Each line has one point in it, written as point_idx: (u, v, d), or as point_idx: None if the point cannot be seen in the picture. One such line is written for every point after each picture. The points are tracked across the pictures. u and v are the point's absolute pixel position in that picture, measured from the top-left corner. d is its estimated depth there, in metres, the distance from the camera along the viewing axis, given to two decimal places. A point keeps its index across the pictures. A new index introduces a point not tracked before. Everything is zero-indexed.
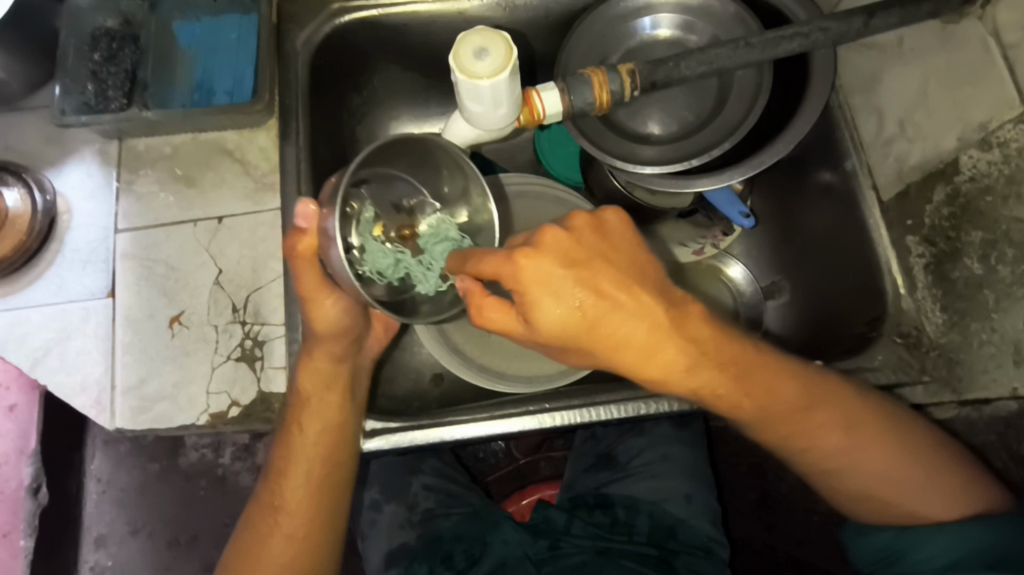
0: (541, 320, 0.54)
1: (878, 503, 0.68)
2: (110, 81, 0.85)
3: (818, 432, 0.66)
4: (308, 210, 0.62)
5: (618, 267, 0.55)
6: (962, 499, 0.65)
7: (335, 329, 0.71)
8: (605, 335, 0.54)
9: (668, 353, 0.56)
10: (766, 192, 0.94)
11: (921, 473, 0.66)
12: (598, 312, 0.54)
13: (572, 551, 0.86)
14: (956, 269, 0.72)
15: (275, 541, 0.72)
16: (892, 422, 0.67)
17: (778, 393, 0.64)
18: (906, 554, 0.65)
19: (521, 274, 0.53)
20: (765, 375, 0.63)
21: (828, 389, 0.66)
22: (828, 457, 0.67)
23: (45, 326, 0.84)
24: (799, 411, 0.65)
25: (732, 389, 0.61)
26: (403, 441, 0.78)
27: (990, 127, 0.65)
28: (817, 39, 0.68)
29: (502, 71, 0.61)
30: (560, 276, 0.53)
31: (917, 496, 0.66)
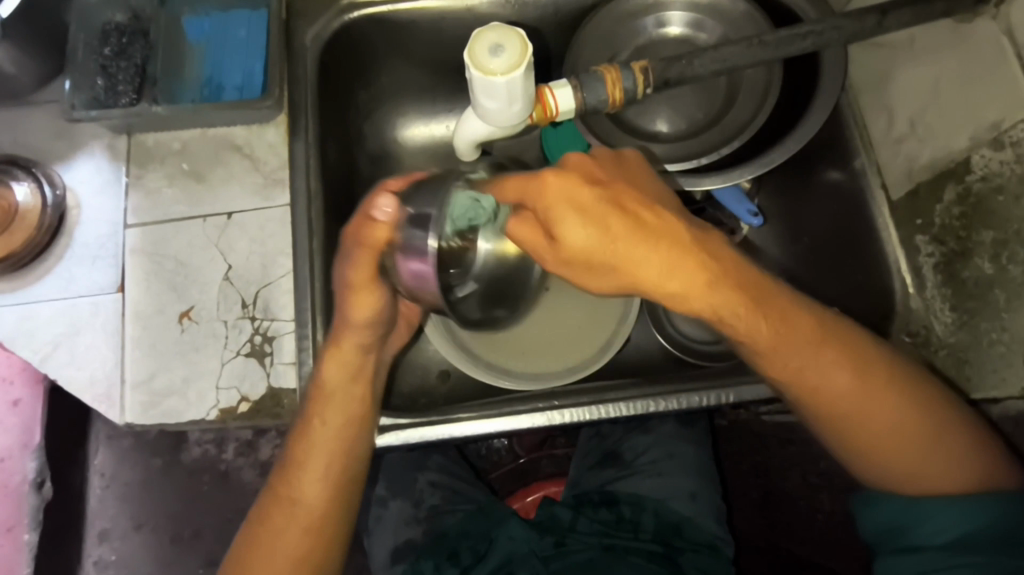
0: (570, 240, 0.57)
1: (891, 467, 0.66)
2: (120, 76, 0.85)
3: (824, 376, 0.64)
4: (392, 202, 0.64)
5: (638, 196, 0.59)
6: (972, 463, 0.65)
7: (372, 319, 0.72)
8: (625, 259, 0.57)
9: (688, 279, 0.59)
10: (774, 191, 0.91)
11: (933, 435, 0.65)
12: (623, 224, 0.57)
13: (578, 548, 0.86)
14: (967, 269, 0.72)
15: (290, 533, 0.72)
16: (913, 392, 0.66)
17: (794, 335, 0.63)
18: (918, 523, 0.65)
19: (551, 203, 0.57)
20: (782, 305, 0.63)
21: (836, 334, 0.65)
22: (841, 405, 0.65)
23: (54, 321, 0.84)
24: (810, 345, 0.64)
25: (745, 320, 0.61)
26: (413, 437, 0.79)
27: (1003, 127, 0.66)
28: (831, 37, 0.68)
29: (516, 69, 0.61)
30: (584, 190, 0.57)
31: (934, 461, 0.65)
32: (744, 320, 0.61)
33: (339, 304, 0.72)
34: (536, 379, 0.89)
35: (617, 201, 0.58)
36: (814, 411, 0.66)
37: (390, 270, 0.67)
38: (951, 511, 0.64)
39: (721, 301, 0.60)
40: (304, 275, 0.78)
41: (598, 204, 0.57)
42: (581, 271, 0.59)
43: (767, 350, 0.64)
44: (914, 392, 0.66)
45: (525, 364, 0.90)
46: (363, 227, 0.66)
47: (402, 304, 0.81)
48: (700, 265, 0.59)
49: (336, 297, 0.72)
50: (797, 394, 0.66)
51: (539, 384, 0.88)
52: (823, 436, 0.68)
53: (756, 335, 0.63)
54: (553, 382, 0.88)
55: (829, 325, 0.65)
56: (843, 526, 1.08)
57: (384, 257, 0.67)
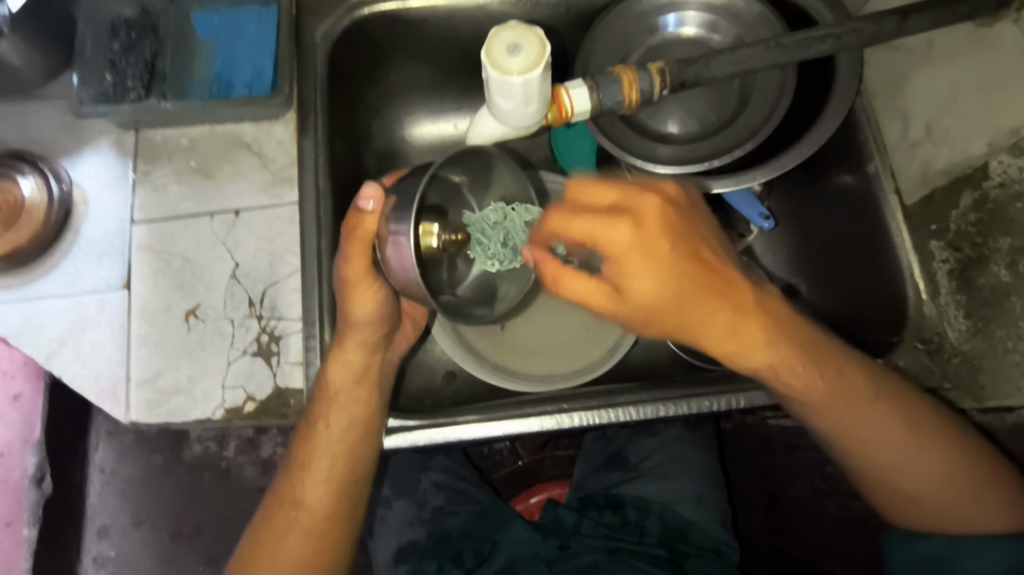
0: (643, 291, 0.59)
1: (927, 513, 0.68)
2: (129, 72, 0.84)
3: (877, 429, 0.66)
4: (377, 192, 0.63)
5: (699, 241, 0.61)
6: (1010, 512, 0.66)
7: (375, 317, 0.72)
8: (687, 311, 0.60)
9: (749, 336, 0.63)
10: (785, 194, 0.93)
11: (975, 483, 0.66)
12: (691, 287, 0.60)
13: (581, 551, 0.86)
14: (982, 276, 0.71)
15: (291, 538, 0.72)
16: (953, 434, 0.67)
17: (852, 385, 0.66)
18: (959, 561, 0.66)
19: (623, 251, 0.59)
20: (834, 361, 0.66)
21: (891, 389, 0.67)
22: (880, 456, 0.67)
23: (60, 318, 0.84)
24: (860, 401, 0.66)
25: (818, 378, 0.65)
26: (420, 439, 0.78)
27: (1022, 131, 0.65)
28: (850, 40, 0.67)
29: (534, 69, 0.60)
30: (656, 249, 0.59)
31: (971, 506, 0.66)
32: (802, 375, 0.65)
33: (340, 302, 0.72)
34: (543, 380, 0.88)
35: (683, 249, 0.60)
36: (858, 460, 0.68)
37: (382, 262, 0.67)
38: (987, 550, 0.65)
39: (783, 354, 0.64)
40: (312, 274, 0.77)
41: (667, 247, 0.60)
42: (648, 321, 0.61)
43: (827, 407, 0.66)
44: (950, 439, 0.67)
45: (531, 365, 0.90)
46: (351, 217, 0.65)
47: (407, 302, 0.82)
48: (758, 319, 0.63)
49: (338, 292, 0.72)
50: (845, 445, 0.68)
51: (546, 385, 0.87)
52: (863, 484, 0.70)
53: (820, 387, 0.65)
54: (560, 383, 0.88)
55: (880, 370, 0.67)
56: None
57: (377, 248, 0.67)
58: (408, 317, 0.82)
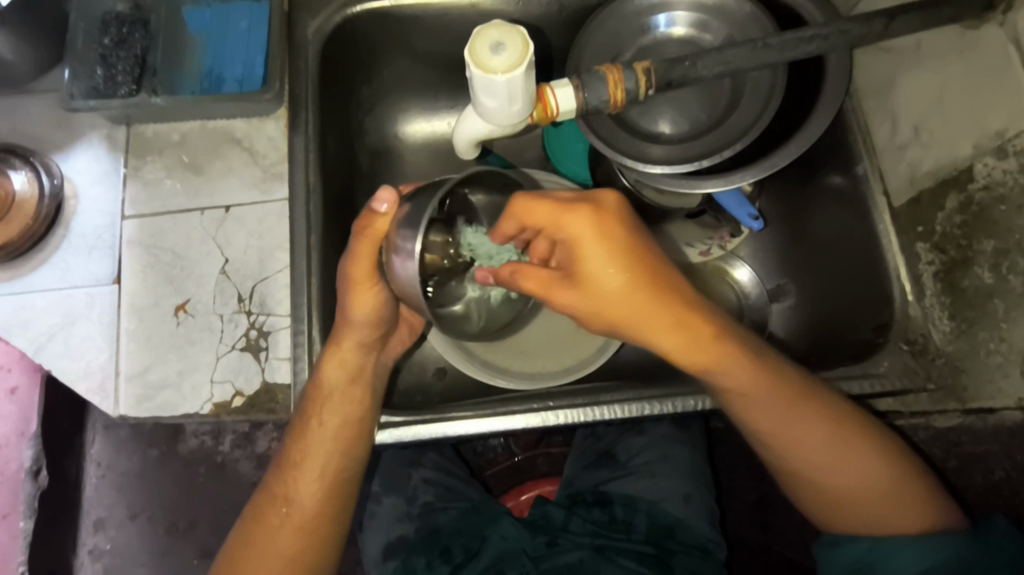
0: (598, 285, 0.60)
1: (850, 516, 0.68)
2: (120, 66, 0.85)
3: (802, 436, 0.67)
4: (393, 196, 0.64)
5: (641, 247, 0.61)
6: (930, 509, 0.66)
7: (372, 318, 0.73)
8: (636, 313, 0.61)
9: (681, 341, 0.62)
10: (775, 194, 0.93)
11: (899, 486, 0.66)
12: (633, 278, 0.60)
13: (568, 548, 0.87)
14: (967, 278, 0.71)
15: (283, 533, 0.72)
16: (878, 444, 0.67)
17: (776, 394, 0.65)
18: (884, 561, 0.65)
19: (580, 249, 0.60)
20: (763, 376, 0.65)
21: (816, 401, 0.67)
22: (812, 461, 0.67)
23: (49, 312, 0.84)
24: (789, 412, 0.66)
25: (734, 384, 0.65)
26: (407, 435, 0.79)
27: (1007, 135, 0.65)
28: (836, 42, 0.67)
29: (517, 68, 0.60)
30: (607, 242, 0.60)
31: (892, 502, 0.66)
32: (732, 377, 0.65)
33: (342, 300, 0.73)
34: (532, 378, 0.88)
35: (626, 253, 0.60)
36: (789, 462, 0.68)
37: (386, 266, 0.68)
38: (913, 549, 0.64)
39: (719, 362, 0.64)
40: (301, 270, 0.78)
41: (616, 253, 0.60)
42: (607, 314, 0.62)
43: (751, 412, 0.67)
44: (875, 447, 0.67)
45: (521, 363, 0.90)
46: (363, 216, 0.67)
47: (405, 308, 0.82)
48: (694, 329, 0.63)
49: (340, 291, 0.73)
50: (770, 448, 0.68)
51: (535, 383, 0.88)
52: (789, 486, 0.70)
53: (737, 390, 0.65)
54: (550, 382, 0.88)
55: (806, 379, 0.68)
56: None
57: (382, 251, 0.68)
58: (405, 323, 0.83)
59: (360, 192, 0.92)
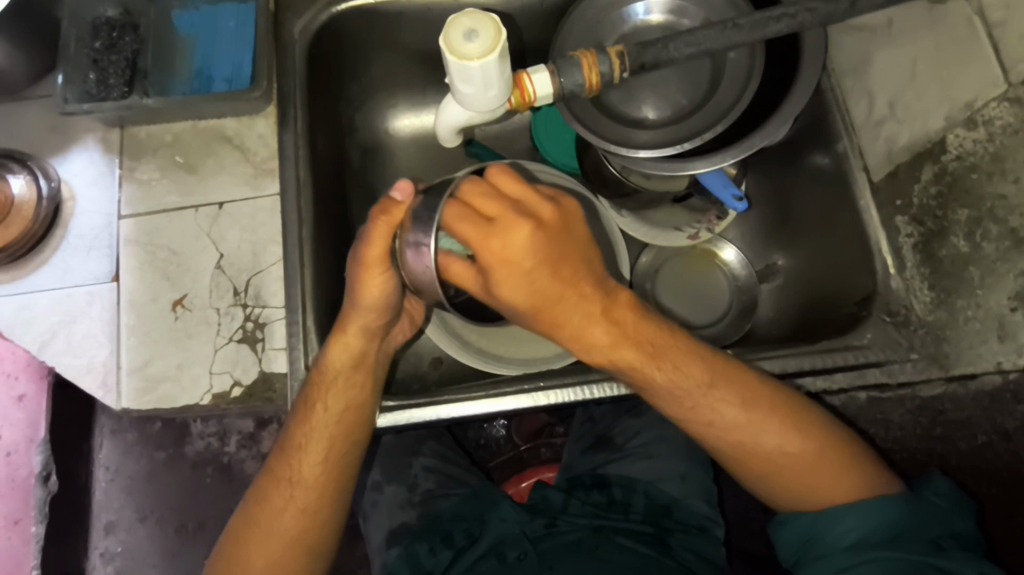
0: (508, 303, 0.64)
1: (790, 490, 0.70)
2: (111, 70, 0.86)
3: (718, 411, 0.70)
4: (409, 186, 0.67)
5: (558, 266, 0.63)
6: (855, 474, 0.69)
7: (380, 305, 0.74)
8: (551, 317, 0.66)
9: (600, 329, 0.67)
10: (761, 175, 0.94)
11: (823, 452, 0.69)
12: (550, 297, 0.64)
13: (567, 529, 0.88)
14: (943, 248, 0.73)
15: (285, 515, 0.74)
16: (800, 415, 0.70)
17: (685, 370, 0.70)
18: (825, 532, 0.67)
19: (494, 272, 0.62)
20: (675, 353, 0.70)
21: (720, 379, 0.70)
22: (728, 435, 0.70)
23: (51, 311, 0.86)
24: (700, 388, 0.70)
25: (649, 367, 0.69)
26: (403, 418, 0.81)
27: (976, 105, 0.69)
28: (805, 20, 0.68)
29: (491, 53, 0.62)
30: (531, 268, 0.62)
31: (819, 475, 0.69)
32: (643, 367, 0.69)
33: (351, 287, 0.74)
34: (526, 363, 0.90)
35: (549, 255, 0.63)
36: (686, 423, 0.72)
37: (398, 252, 0.69)
38: (850, 517, 0.66)
39: (631, 355, 0.69)
40: (294, 262, 0.80)
41: (537, 268, 0.63)
42: (527, 316, 0.66)
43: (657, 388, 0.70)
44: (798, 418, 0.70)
45: (515, 350, 0.92)
46: (378, 201, 0.68)
47: (408, 298, 0.83)
48: (607, 324, 0.68)
49: (350, 277, 0.74)
50: (692, 426, 0.72)
51: (526, 368, 0.90)
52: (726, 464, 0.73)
53: (653, 375, 0.70)
54: (541, 366, 0.90)
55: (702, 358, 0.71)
56: None
57: (396, 236, 0.69)
58: (407, 315, 0.84)
59: (352, 188, 0.94)
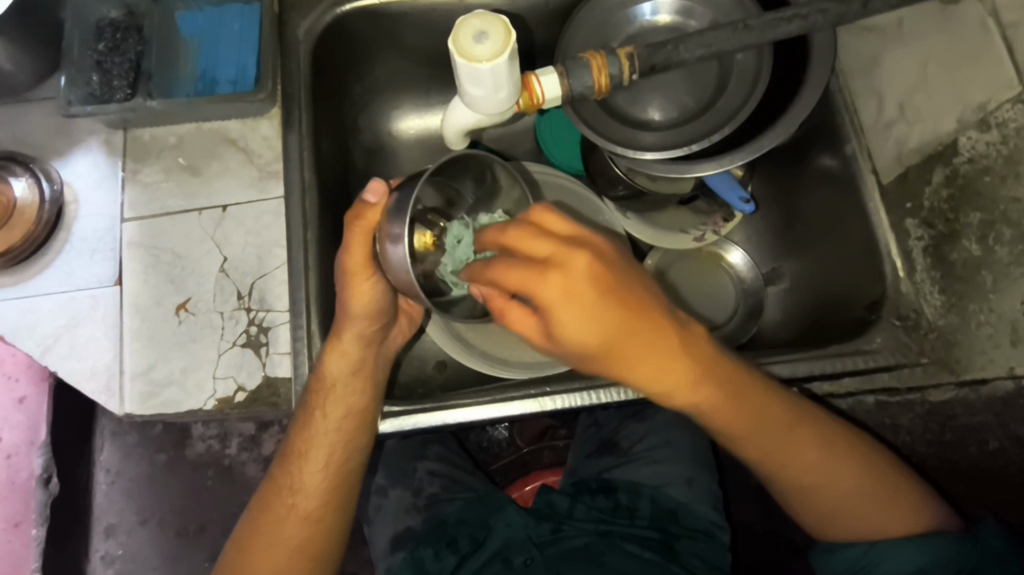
0: (578, 344, 0.57)
1: (845, 523, 0.70)
2: (114, 71, 0.86)
3: (796, 456, 0.69)
4: (382, 187, 0.68)
5: (620, 295, 0.58)
6: (919, 510, 0.69)
7: (371, 310, 0.74)
8: (625, 355, 0.59)
9: (676, 375, 0.61)
10: (768, 177, 0.93)
11: (888, 489, 0.69)
12: (620, 333, 0.58)
13: (574, 533, 0.87)
14: (955, 251, 0.73)
15: (288, 523, 0.73)
16: (870, 449, 0.71)
17: (766, 419, 0.66)
18: (881, 562, 0.68)
19: (557, 312, 0.56)
20: (759, 398, 0.66)
21: (800, 414, 0.68)
22: (800, 475, 0.69)
23: (55, 314, 0.86)
24: (781, 432, 0.68)
25: (724, 413, 0.64)
26: (408, 424, 0.80)
27: (989, 108, 0.68)
28: (816, 21, 0.68)
29: (500, 55, 0.61)
30: (592, 301, 0.56)
31: (883, 512, 0.69)
32: (724, 415, 0.65)
33: (340, 295, 0.74)
34: (531, 367, 0.89)
35: (608, 286, 0.57)
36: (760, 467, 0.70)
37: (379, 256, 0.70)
38: (907, 550, 0.67)
39: (710, 398, 0.63)
40: (299, 265, 0.79)
41: (597, 299, 0.56)
42: (601, 358, 0.59)
43: (741, 435, 0.67)
44: (868, 457, 0.70)
45: (520, 354, 0.91)
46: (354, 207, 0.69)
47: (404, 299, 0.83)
48: (688, 362, 0.61)
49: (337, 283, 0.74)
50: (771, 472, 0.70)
51: (534, 371, 0.89)
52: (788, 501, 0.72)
53: (731, 420, 0.65)
54: (548, 370, 0.89)
55: (783, 398, 0.68)
56: None
57: (377, 241, 0.70)
58: (405, 315, 0.84)
59: (356, 190, 0.93)
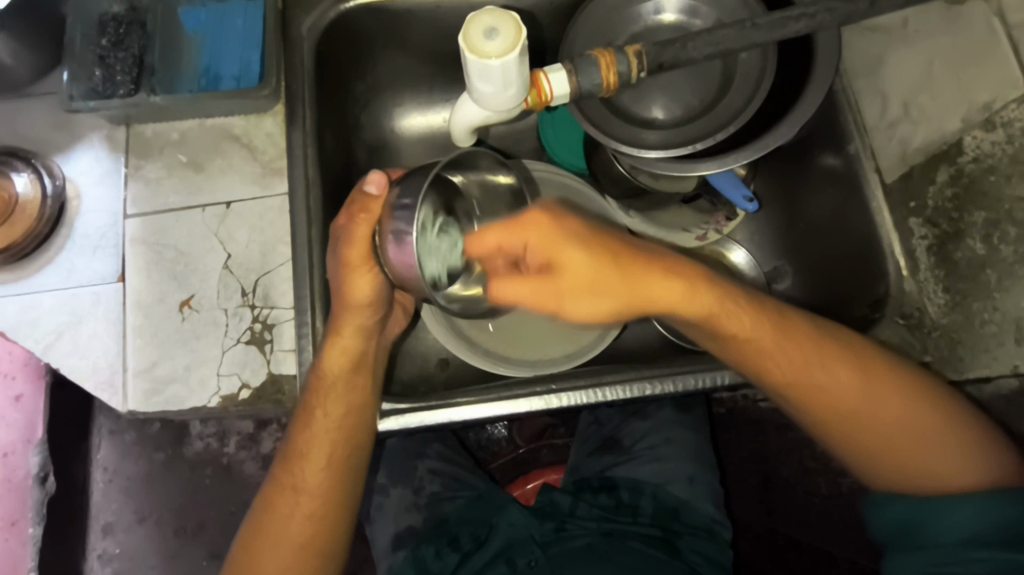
0: (582, 261, 0.61)
1: (898, 467, 0.68)
2: (118, 67, 0.85)
3: (825, 372, 0.69)
4: (382, 178, 0.69)
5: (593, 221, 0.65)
6: (973, 455, 0.67)
7: (368, 301, 0.74)
8: (626, 267, 0.62)
9: (677, 282, 0.65)
10: (770, 176, 0.93)
11: (942, 427, 0.67)
12: (612, 250, 0.62)
13: (577, 533, 0.87)
14: (959, 250, 0.73)
15: (291, 522, 0.73)
16: (904, 375, 0.69)
17: (783, 329, 0.69)
18: (931, 522, 0.65)
19: (553, 251, 0.61)
20: (770, 309, 0.70)
21: (821, 329, 0.70)
22: (844, 404, 0.69)
23: (56, 311, 0.85)
24: (802, 348, 0.69)
25: (740, 323, 0.68)
26: (414, 420, 0.80)
27: (995, 106, 0.69)
28: (823, 20, 0.68)
29: (512, 52, 0.61)
30: (570, 222, 0.62)
31: (935, 455, 0.67)
32: (737, 326, 0.68)
33: (337, 286, 0.74)
34: (532, 366, 0.89)
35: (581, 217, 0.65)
36: (818, 402, 0.69)
37: (380, 249, 0.70)
38: (965, 506, 0.63)
39: (721, 304, 0.67)
40: (303, 263, 0.79)
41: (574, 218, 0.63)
42: (607, 281, 0.61)
43: (762, 352, 0.69)
44: (924, 392, 0.69)
45: (523, 351, 0.91)
46: (356, 202, 0.70)
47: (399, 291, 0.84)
48: (684, 270, 0.66)
49: (335, 275, 0.74)
50: (798, 398, 0.70)
51: (537, 370, 0.89)
52: (831, 440, 0.71)
53: (754, 336, 0.68)
54: (552, 368, 0.89)
55: (799, 315, 0.71)
56: (837, 509, 1.08)
57: (377, 235, 0.70)
58: (400, 305, 0.84)
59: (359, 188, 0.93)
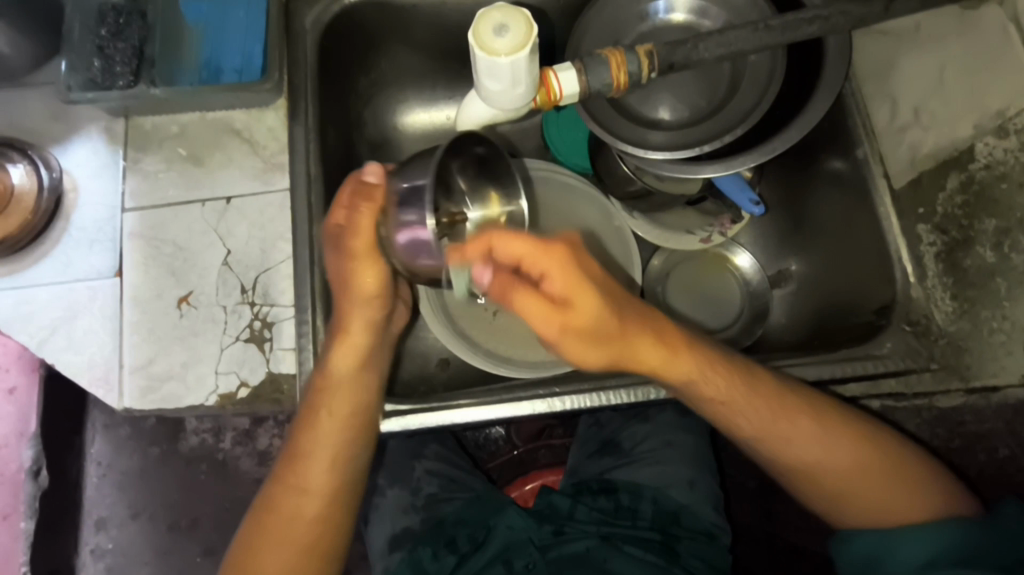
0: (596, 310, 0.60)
1: (855, 510, 0.69)
2: (118, 57, 0.83)
3: (790, 428, 0.68)
4: (380, 168, 0.69)
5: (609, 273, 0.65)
6: (931, 497, 0.67)
7: (373, 295, 0.73)
8: (634, 326, 0.63)
9: (673, 347, 0.66)
10: (775, 179, 0.92)
11: (899, 474, 0.68)
12: (623, 306, 0.62)
13: (576, 536, 0.86)
14: (968, 257, 0.73)
15: (289, 526, 0.72)
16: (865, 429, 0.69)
17: (748, 391, 0.68)
18: (892, 554, 0.66)
19: (574, 297, 0.59)
20: (741, 372, 0.69)
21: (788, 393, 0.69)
22: (804, 459, 0.69)
23: (52, 306, 0.84)
24: (768, 408, 0.68)
25: (711, 385, 0.68)
26: (414, 423, 0.79)
27: (1008, 114, 0.69)
28: (837, 22, 0.68)
29: (521, 51, 0.61)
30: (598, 269, 0.62)
31: (894, 499, 0.67)
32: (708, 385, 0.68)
33: (345, 280, 0.73)
34: (535, 367, 0.88)
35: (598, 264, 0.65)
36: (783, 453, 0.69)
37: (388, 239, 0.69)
38: (920, 541, 0.65)
39: (696, 368, 0.67)
40: (304, 260, 0.78)
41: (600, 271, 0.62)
42: (614, 334, 0.62)
43: (730, 408, 0.69)
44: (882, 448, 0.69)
45: (524, 352, 0.90)
46: (358, 192, 0.69)
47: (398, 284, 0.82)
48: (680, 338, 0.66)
49: (341, 271, 0.73)
50: (762, 446, 0.70)
51: (538, 372, 0.87)
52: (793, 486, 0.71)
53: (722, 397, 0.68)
54: (554, 370, 0.88)
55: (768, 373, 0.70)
56: None
57: (383, 224, 0.69)
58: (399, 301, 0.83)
59: None
